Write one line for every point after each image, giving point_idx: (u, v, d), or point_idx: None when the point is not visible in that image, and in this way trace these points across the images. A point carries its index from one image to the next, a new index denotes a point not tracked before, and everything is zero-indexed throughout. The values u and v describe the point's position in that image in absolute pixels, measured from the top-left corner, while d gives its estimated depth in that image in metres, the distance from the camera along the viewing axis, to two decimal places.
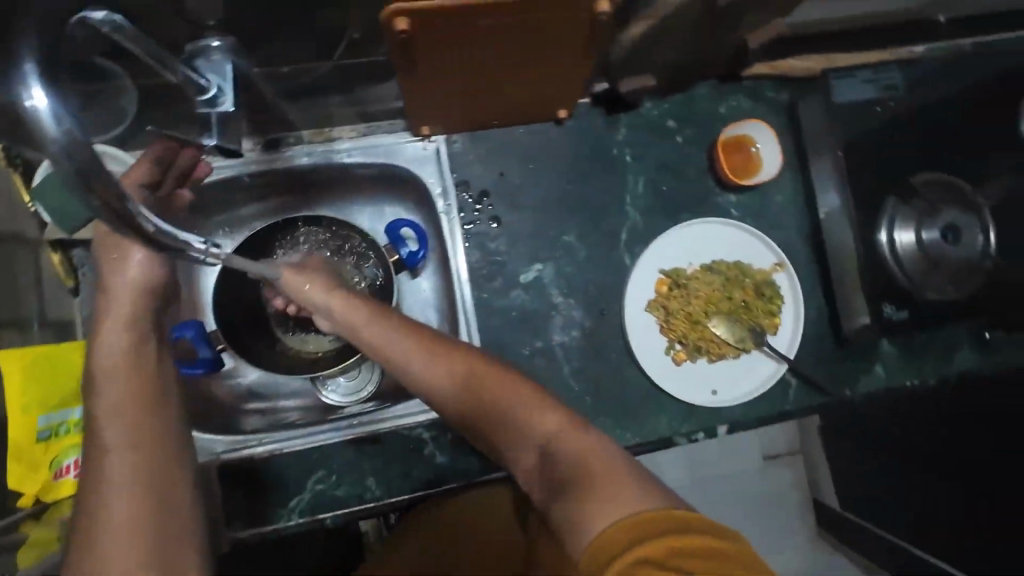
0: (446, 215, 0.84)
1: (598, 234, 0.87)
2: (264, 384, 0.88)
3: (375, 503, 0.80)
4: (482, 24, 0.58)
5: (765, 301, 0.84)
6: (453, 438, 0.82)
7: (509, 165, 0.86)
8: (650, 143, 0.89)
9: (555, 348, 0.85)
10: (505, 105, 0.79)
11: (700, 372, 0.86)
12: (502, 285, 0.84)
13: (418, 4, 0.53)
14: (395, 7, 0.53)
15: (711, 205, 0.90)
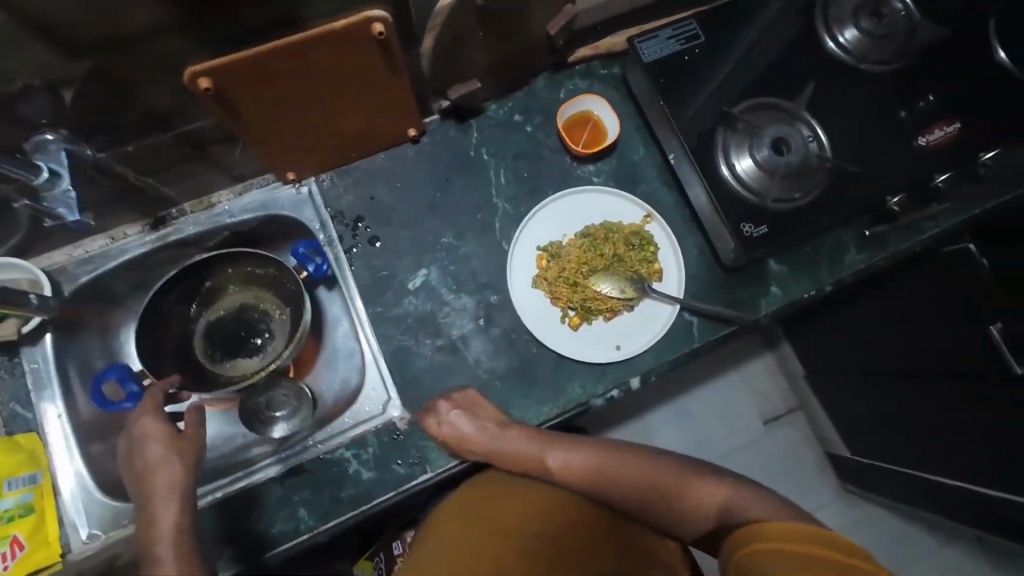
0: (329, 246, 0.91)
1: (474, 228, 0.93)
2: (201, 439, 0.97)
3: (311, 531, 0.81)
4: (276, 69, 0.67)
5: (638, 250, 0.90)
6: (374, 451, 0.84)
7: (377, 188, 0.93)
8: (503, 138, 0.97)
9: (455, 342, 0.89)
10: (356, 138, 0.87)
11: (600, 331, 0.90)
12: (394, 296, 0.89)
13: (207, 64, 0.62)
14: (188, 72, 0.62)
15: (573, 178, 0.96)
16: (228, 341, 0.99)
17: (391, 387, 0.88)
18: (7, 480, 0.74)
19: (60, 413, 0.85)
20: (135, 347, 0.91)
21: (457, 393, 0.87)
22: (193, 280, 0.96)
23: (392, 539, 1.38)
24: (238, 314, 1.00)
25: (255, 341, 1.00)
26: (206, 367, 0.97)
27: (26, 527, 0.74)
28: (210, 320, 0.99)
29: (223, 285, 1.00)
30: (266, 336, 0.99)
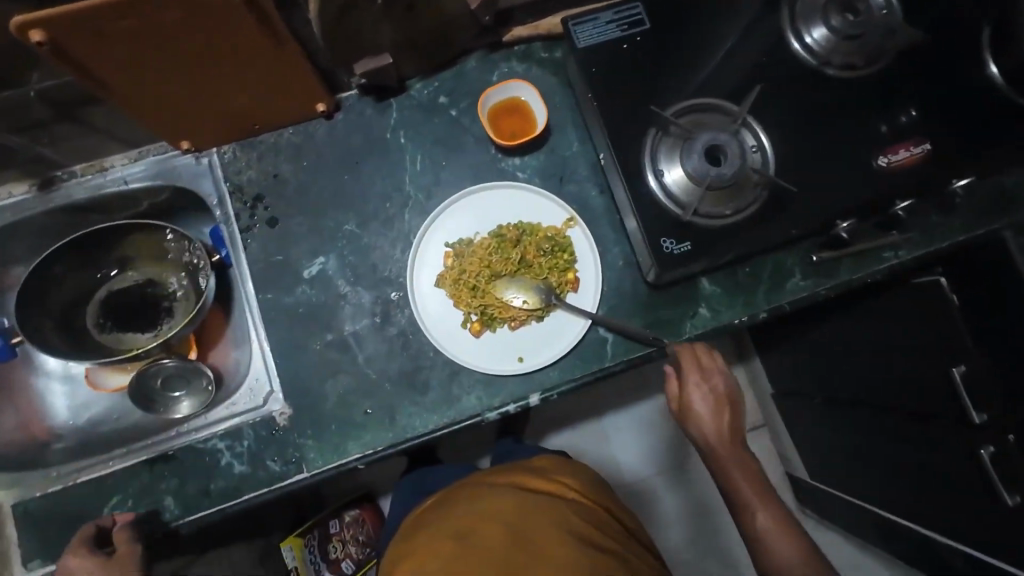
0: (224, 223, 0.86)
1: (381, 217, 0.86)
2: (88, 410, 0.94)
3: (173, 522, 0.77)
4: (128, 26, 0.60)
5: (552, 257, 0.83)
6: (249, 444, 0.80)
7: (281, 166, 0.87)
8: (423, 122, 0.89)
9: (347, 338, 0.83)
10: (255, 109, 0.81)
11: (503, 341, 0.83)
12: (288, 283, 0.84)
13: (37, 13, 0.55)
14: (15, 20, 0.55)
15: (496, 171, 0.89)
16: (130, 316, 0.97)
17: (273, 380, 0.82)
18: None
19: None
20: (20, 313, 0.87)
21: (344, 391, 0.82)
22: (90, 253, 0.93)
23: (325, 519, 1.36)
24: (144, 291, 0.98)
25: (158, 316, 0.97)
26: (101, 340, 0.95)
27: None
28: (114, 295, 0.98)
29: (129, 259, 0.98)
30: (168, 312, 0.98)
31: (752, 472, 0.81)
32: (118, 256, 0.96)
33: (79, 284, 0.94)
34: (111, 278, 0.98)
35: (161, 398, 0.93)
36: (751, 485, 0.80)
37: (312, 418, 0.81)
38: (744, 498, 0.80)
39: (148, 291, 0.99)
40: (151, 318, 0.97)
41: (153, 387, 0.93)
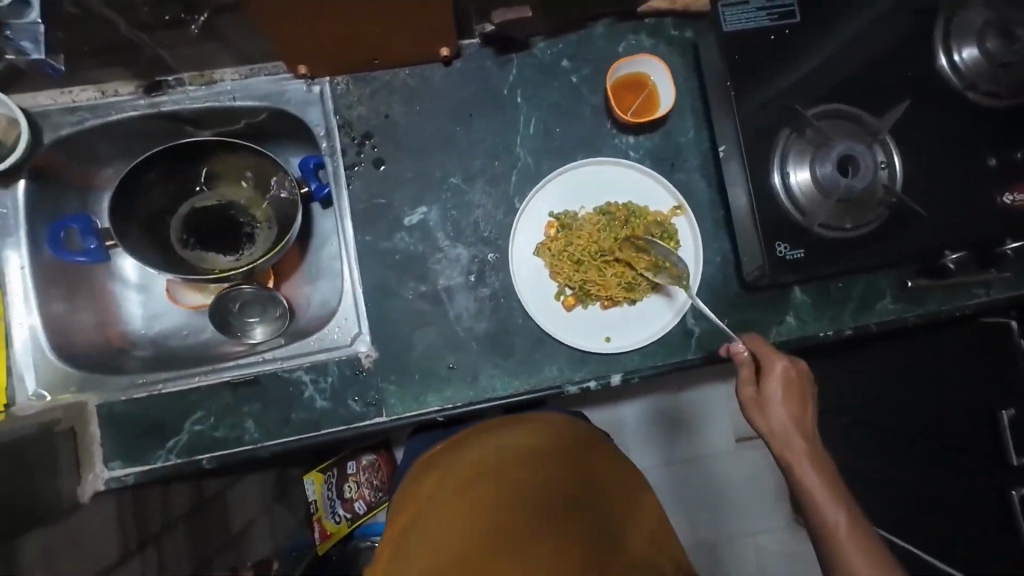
0: (329, 158, 0.84)
1: (487, 175, 0.85)
2: (163, 322, 0.93)
3: (252, 444, 0.79)
4: None
5: (657, 243, 0.82)
6: (332, 381, 0.81)
7: (392, 106, 0.84)
8: (542, 83, 0.87)
9: (439, 291, 0.83)
10: (381, 44, 0.78)
11: (592, 318, 0.84)
12: (386, 228, 0.83)
13: None
14: None
15: (608, 146, 0.87)
16: (209, 235, 0.96)
17: (362, 323, 0.82)
18: None
19: (23, 265, 0.81)
20: (112, 217, 0.86)
21: (431, 344, 0.82)
22: (182, 165, 0.92)
23: (346, 459, 1.17)
24: (227, 213, 0.97)
25: (239, 241, 0.96)
26: (180, 255, 0.94)
27: None
28: (196, 212, 0.96)
29: (216, 178, 0.96)
30: (249, 238, 0.96)
31: (826, 463, 0.66)
32: (207, 173, 0.95)
33: (167, 196, 0.93)
34: (196, 195, 0.96)
35: (237, 322, 0.93)
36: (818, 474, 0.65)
37: (396, 365, 0.82)
38: (822, 501, 0.63)
39: (230, 213, 0.97)
40: (232, 241, 0.96)
41: (230, 311, 0.93)
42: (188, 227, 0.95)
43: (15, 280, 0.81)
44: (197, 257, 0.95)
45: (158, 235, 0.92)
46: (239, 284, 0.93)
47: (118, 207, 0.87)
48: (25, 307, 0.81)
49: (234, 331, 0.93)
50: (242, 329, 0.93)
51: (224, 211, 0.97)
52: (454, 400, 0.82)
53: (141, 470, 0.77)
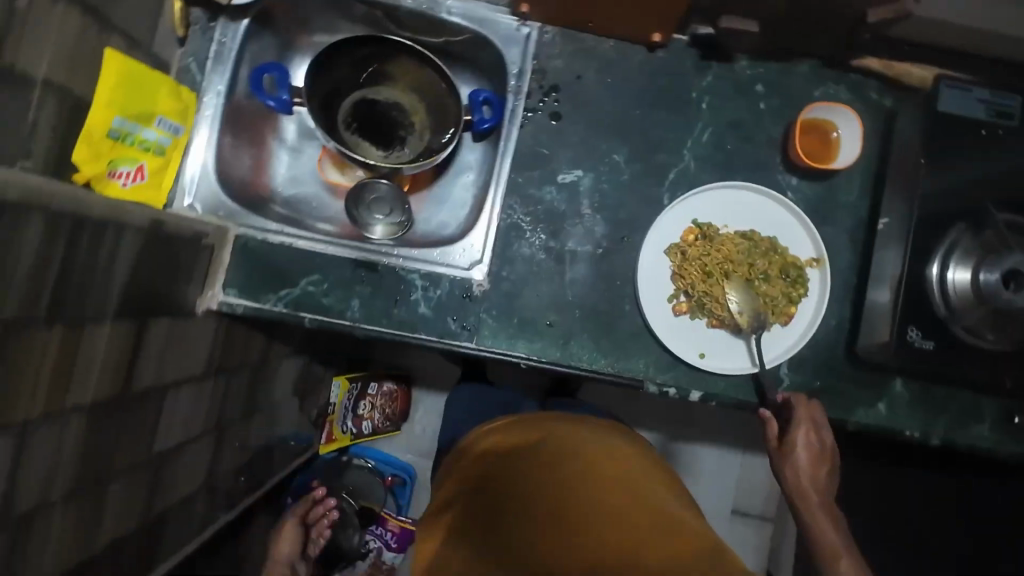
0: (513, 95, 0.88)
1: (647, 165, 0.87)
2: (300, 187, 1.00)
3: (350, 322, 0.84)
4: None
5: (787, 283, 0.82)
6: (440, 294, 0.85)
7: (587, 70, 0.87)
8: (730, 99, 0.88)
9: (563, 252, 0.86)
10: (606, 11, 0.81)
11: (696, 331, 0.85)
12: (539, 177, 0.86)
13: None
14: None
15: (770, 179, 0.87)
16: (367, 126, 1.01)
17: (486, 252, 0.86)
18: (158, 117, 0.79)
19: (219, 92, 0.88)
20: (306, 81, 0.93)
21: (539, 296, 0.85)
22: (373, 58, 0.98)
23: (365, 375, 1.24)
24: (388, 112, 1.02)
25: (391, 141, 1.02)
26: (337, 131, 0.99)
27: (154, 165, 0.81)
28: (362, 100, 1.01)
29: (392, 78, 1.01)
30: (400, 142, 1.01)
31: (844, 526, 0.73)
32: (389, 71, 1.00)
33: (348, 79, 0.99)
34: (370, 86, 1.01)
35: (359, 211, 0.97)
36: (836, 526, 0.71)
37: (501, 303, 0.85)
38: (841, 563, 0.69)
39: (390, 113, 1.02)
40: (386, 139, 1.01)
41: (359, 200, 0.97)
42: (352, 111, 1.00)
43: (208, 101, 0.88)
44: (352, 139, 1.00)
45: (329, 108, 0.98)
46: (376, 178, 0.97)
47: (312, 72, 0.94)
48: (207, 128, 0.88)
49: (356, 217, 0.97)
50: (361, 217, 0.97)
51: (387, 110, 1.02)
52: (540, 355, 0.84)
53: (251, 306, 0.84)
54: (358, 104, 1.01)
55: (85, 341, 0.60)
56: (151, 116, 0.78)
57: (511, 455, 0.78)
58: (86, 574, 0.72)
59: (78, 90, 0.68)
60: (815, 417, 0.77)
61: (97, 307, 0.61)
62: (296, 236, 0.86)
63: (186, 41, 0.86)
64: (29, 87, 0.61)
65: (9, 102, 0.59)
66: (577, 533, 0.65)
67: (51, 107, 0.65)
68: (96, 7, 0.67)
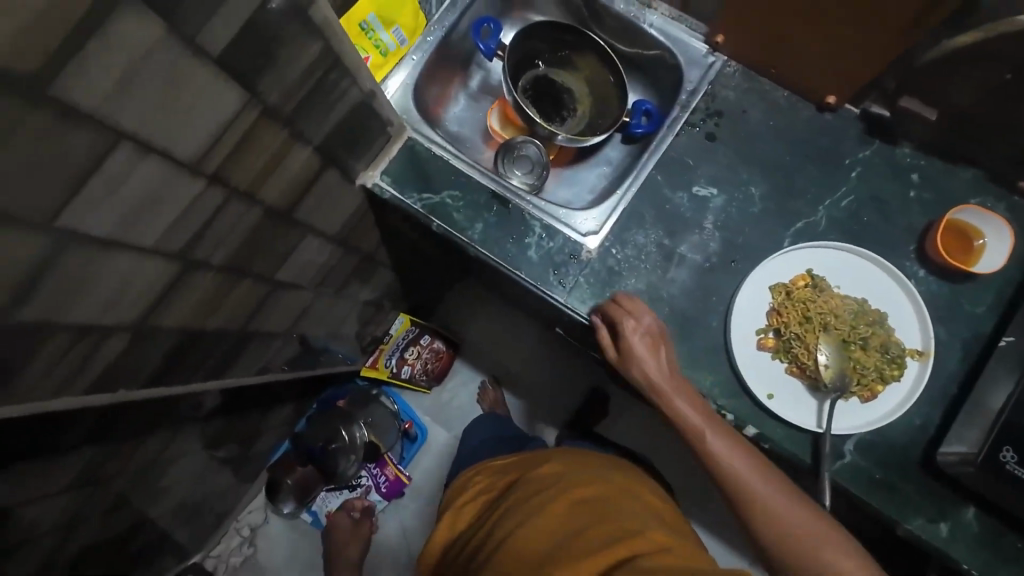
0: (680, 108, 0.96)
1: (779, 207, 0.91)
2: (462, 127, 1.17)
3: (468, 240, 0.94)
4: None
5: (884, 360, 0.80)
6: (551, 247, 0.93)
7: (753, 108, 0.94)
8: (882, 177, 0.90)
9: (673, 254, 0.91)
10: (794, 60, 0.88)
11: (773, 370, 0.85)
12: (676, 182, 0.93)
13: None
14: None
15: (898, 263, 0.88)
16: (537, 95, 1.14)
17: (606, 226, 0.93)
18: (394, 26, 0.96)
19: (442, 27, 1.04)
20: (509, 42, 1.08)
21: (636, 283, 0.91)
22: (566, 46, 1.11)
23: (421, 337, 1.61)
24: (558, 91, 1.15)
25: (551, 115, 1.14)
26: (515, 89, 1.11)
27: (375, 60, 0.97)
28: (543, 74, 1.15)
29: (574, 66, 1.15)
30: (558, 119, 1.14)
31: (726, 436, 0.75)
32: (574, 58, 1.13)
33: (540, 53, 1.13)
34: (552, 65, 1.15)
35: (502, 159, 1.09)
36: (748, 460, 0.72)
37: (602, 274, 0.91)
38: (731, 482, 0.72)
39: (560, 93, 1.15)
40: (547, 113, 1.14)
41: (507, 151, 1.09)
42: (531, 79, 1.14)
43: (431, 30, 1.04)
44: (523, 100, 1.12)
45: (517, 68, 1.11)
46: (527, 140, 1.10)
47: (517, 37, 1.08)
48: (422, 50, 1.03)
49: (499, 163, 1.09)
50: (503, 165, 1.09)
51: (558, 88, 1.15)
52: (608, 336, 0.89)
53: (396, 196, 0.97)
54: (538, 76, 1.14)
55: (291, 155, 0.74)
56: (390, 24, 0.95)
57: (500, 485, 0.92)
58: (193, 345, 0.84)
59: None
60: (633, 315, 0.83)
61: (309, 134, 0.75)
62: (452, 156, 0.99)
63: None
64: None
65: None
66: (529, 535, 0.74)
67: None
68: None
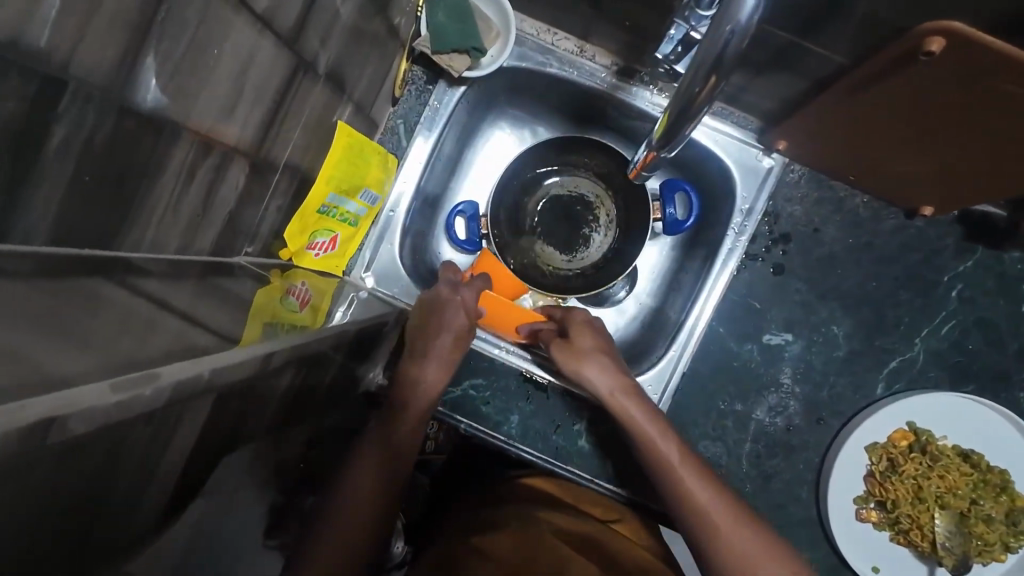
0: (734, 234, 0.77)
1: (869, 346, 0.76)
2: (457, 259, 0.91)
3: (504, 437, 0.79)
4: (1007, 93, 0.50)
5: (1006, 527, 0.70)
6: (606, 432, 0.79)
7: (827, 224, 0.76)
8: (988, 293, 0.75)
9: (749, 420, 0.77)
10: (885, 174, 0.69)
11: (878, 544, 0.74)
12: (744, 331, 0.77)
13: (982, 39, 0.46)
14: (957, 28, 0.46)
15: (1010, 397, 0.75)
16: (546, 226, 0.92)
17: (666, 395, 0.77)
18: (363, 190, 0.75)
19: (421, 159, 0.82)
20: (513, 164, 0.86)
21: (713, 460, 0.77)
22: (563, 160, 0.90)
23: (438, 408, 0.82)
24: (565, 208, 0.92)
25: (573, 241, 0.92)
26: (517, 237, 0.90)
27: (345, 234, 0.76)
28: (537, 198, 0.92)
29: (566, 170, 0.90)
30: (582, 242, 0.91)
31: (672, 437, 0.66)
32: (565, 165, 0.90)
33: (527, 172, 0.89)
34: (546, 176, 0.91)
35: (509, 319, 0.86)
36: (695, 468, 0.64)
37: None
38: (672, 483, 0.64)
39: (570, 210, 0.92)
40: (568, 241, 0.92)
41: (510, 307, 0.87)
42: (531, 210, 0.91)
43: (406, 168, 0.81)
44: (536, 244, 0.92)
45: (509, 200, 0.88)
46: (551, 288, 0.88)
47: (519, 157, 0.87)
48: (400, 196, 0.82)
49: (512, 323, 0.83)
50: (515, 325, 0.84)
51: (562, 204, 0.92)
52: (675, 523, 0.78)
53: None
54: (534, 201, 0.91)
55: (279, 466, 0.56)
56: (357, 190, 0.74)
57: (488, 500, 0.76)
58: None
59: (307, 164, 0.63)
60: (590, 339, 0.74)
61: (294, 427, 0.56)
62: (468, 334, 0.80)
63: (399, 100, 0.80)
64: (271, 171, 0.57)
65: (252, 190, 0.55)
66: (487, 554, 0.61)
67: (282, 187, 0.61)
68: (339, 78, 0.63)
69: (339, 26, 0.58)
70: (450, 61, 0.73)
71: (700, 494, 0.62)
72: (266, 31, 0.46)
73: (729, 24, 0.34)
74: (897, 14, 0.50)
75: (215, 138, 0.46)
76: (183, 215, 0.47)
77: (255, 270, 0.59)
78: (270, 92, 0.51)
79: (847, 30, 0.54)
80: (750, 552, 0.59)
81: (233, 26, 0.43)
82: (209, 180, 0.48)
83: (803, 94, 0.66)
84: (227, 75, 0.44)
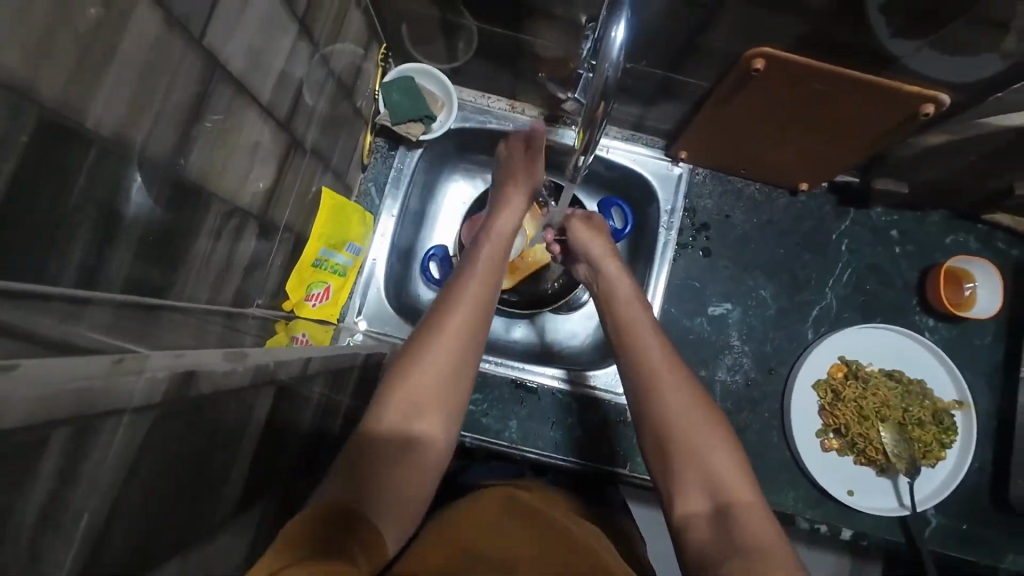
0: (665, 231, 0.92)
1: (792, 302, 0.92)
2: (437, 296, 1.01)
3: (508, 442, 0.86)
4: (818, 91, 0.69)
5: (937, 427, 0.84)
6: (596, 419, 0.88)
7: (734, 211, 0.94)
8: (869, 243, 0.94)
9: (714, 382, 0.88)
10: (765, 163, 0.88)
11: (845, 469, 0.85)
12: (691, 307, 0.91)
13: (784, 57, 0.65)
14: (765, 51, 0.65)
15: (909, 321, 0.92)
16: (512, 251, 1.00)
17: None
18: (348, 243, 0.86)
19: (393, 212, 0.94)
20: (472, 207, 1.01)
21: None
22: None
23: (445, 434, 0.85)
24: None
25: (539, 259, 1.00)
26: None
27: (337, 284, 0.86)
28: None
29: None
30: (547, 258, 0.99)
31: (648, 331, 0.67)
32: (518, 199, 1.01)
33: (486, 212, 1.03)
34: None
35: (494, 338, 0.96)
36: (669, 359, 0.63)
37: None
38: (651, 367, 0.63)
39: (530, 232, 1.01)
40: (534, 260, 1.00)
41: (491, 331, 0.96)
42: None
43: (381, 222, 0.94)
44: None
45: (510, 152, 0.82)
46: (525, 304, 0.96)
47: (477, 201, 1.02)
48: (379, 247, 0.93)
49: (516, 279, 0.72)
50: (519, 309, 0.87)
51: None
52: None
53: None
54: None
55: None
56: (343, 243, 0.85)
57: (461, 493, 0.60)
58: None
59: (300, 223, 0.74)
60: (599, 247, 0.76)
61: None
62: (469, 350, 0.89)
63: (367, 167, 0.94)
64: (274, 230, 0.67)
65: (261, 247, 0.65)
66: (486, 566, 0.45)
67: (283, 244, 0.71)
68: (320, 151, 0.76)
69: (319, 110, 0.72)
70: (407, 129, 0.89)
71: (680, 392, 0.60)
72: (268, 118, 0.59)
73: (606, 63, 0.49)
74: (730, 47, 0.70)
75: (235, 204, 0.57)
76: (213, 269, 0.56)
77: (268, 316, 0.68)
78: (272, 163, 0.63)
79: (701, 63, 0.74)
80: (732, 476, 0.55)
81: (247, 115, 0.55)
82: (230, 239, 0.58)
83: (686, 113, 0.86)
84: (243, 152, 0.56)
